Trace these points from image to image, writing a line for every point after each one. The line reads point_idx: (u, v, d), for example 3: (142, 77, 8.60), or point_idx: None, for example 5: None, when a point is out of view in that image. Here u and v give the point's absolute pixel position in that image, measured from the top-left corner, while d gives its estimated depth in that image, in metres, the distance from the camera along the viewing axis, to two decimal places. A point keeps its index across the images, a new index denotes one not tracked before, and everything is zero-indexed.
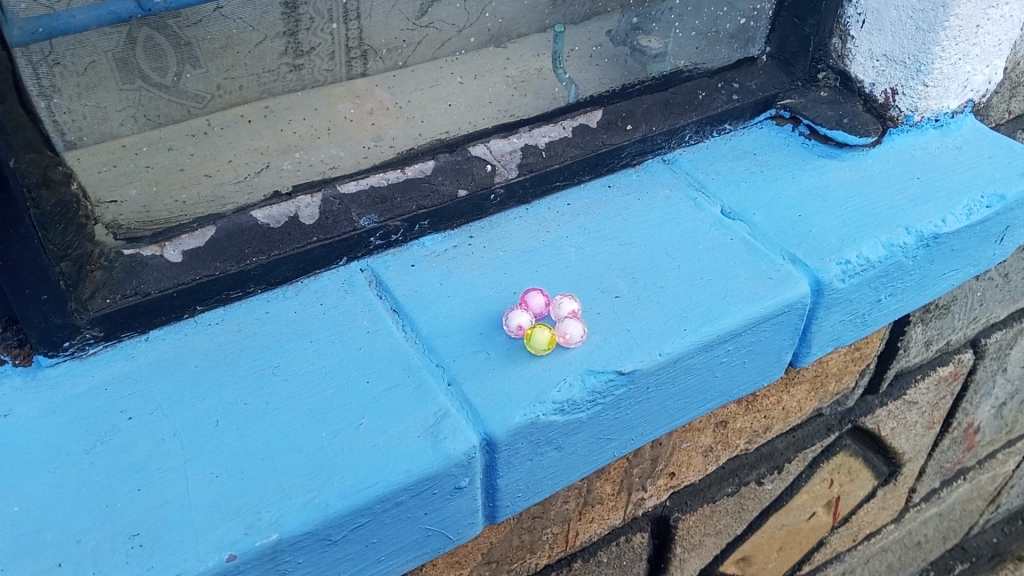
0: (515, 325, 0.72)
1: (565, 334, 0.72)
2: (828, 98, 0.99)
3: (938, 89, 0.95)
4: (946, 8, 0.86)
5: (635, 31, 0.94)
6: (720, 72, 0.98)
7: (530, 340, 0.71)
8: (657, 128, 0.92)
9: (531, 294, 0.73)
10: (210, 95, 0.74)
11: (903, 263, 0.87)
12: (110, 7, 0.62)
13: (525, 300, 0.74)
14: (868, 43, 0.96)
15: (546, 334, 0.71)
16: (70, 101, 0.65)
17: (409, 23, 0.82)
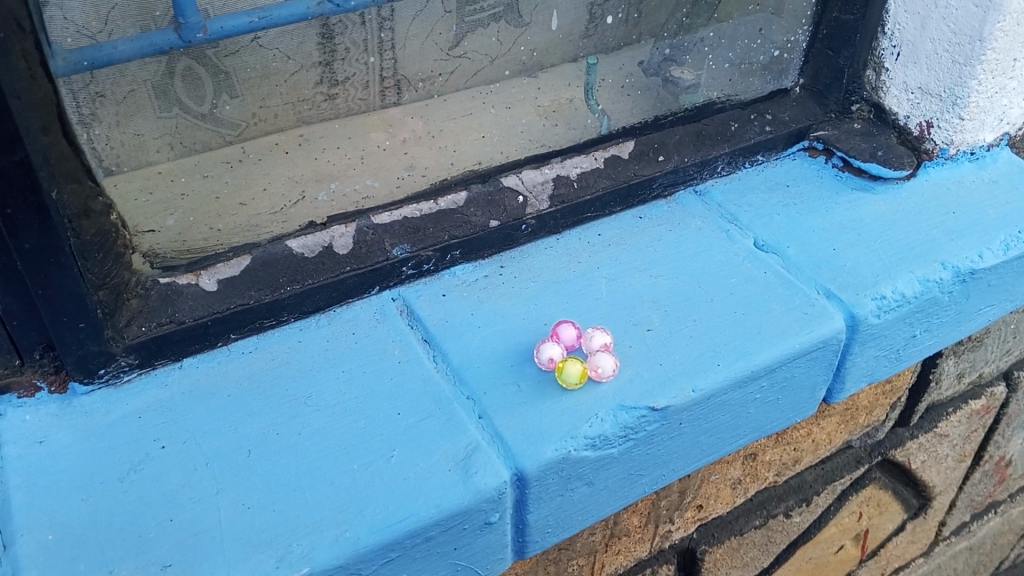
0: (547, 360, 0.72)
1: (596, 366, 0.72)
2: (862, 130, 0.98)
3: (974, 122, 0.94)
4: (983, 42, 0.86)
5: (667, 63, 0.94)
6: (753, 104, 0.96)
7: (560, 376, 0.71)
8: (689, 160, 0.92)
9: (562, 327, 0.73)
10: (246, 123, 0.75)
11: (939, 299, 0.86)
12: (151, 39, 0.65)
13: (556, 332, 0.74)
14: (903, 76, 0.95)
15: (580, 368, 0.71)
16: (109, 129, 0.66)
17: (443, 54, 0.84)
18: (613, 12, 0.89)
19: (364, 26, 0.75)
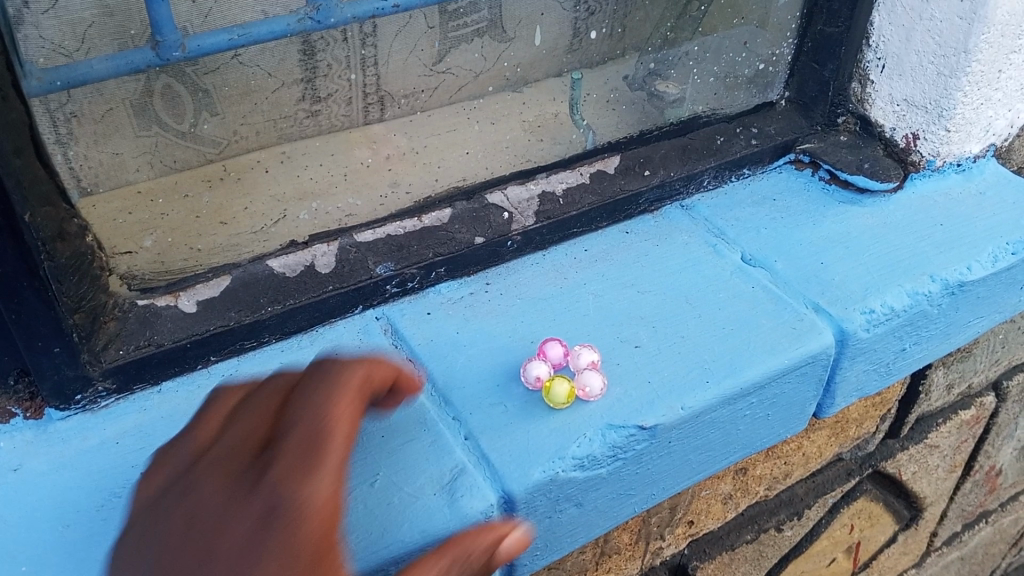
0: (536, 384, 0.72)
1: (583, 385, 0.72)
2: (847, 142, 0.98)
3: (960, 134, 0.94)
4: (968, 54, 0.85)
5: (652, 77, 0.94)
6: (738, 117, 0.97)
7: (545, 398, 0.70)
8: (676, 174, 0.91)
9: (548, 346, 0.72)
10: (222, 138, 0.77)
11: (928, 312, 0.85)
12: (128, 58, 0.63)
13: (543, 349, 0.73)
14: (888, 88, 0.94)
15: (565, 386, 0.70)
16: (87, 149, 0.66)
17: (426, 70, 0.84)
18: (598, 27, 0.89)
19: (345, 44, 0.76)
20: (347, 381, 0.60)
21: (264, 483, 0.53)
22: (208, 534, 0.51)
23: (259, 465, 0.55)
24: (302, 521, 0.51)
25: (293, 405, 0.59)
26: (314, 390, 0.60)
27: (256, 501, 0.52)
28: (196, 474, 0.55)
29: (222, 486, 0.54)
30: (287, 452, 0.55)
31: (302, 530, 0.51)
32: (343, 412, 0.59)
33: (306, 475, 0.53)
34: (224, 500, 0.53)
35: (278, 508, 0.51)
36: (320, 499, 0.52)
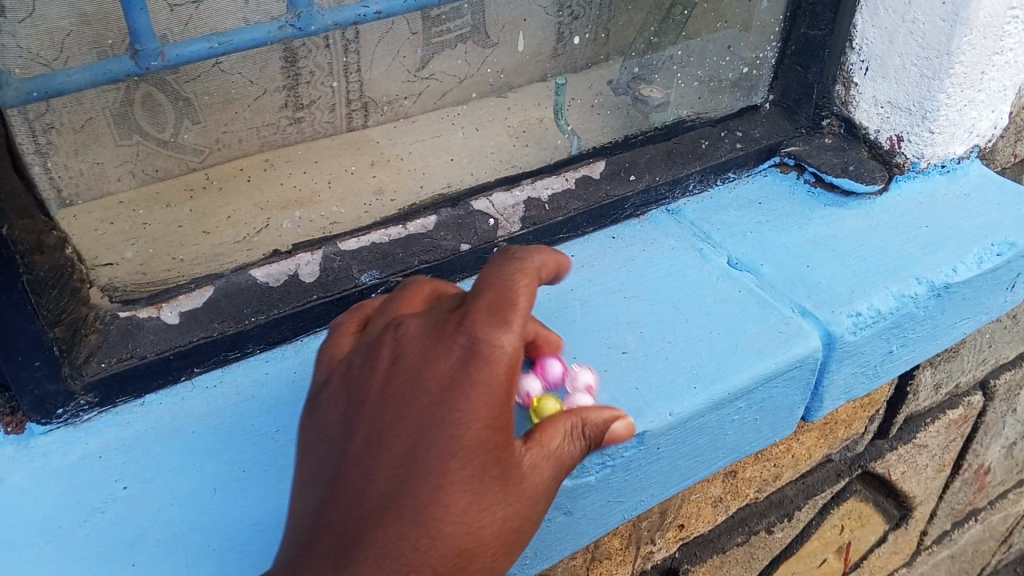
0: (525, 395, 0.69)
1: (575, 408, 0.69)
2: (832, 144, 0.98)
3: (944, 136, 0.94)
4: (951, 55, 0.85)
5: (637, 81, 0.95)
6: (723, 121, 0.96)
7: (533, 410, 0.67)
8: (661, 178, 0.91)
9: (549, 361, 0.70)
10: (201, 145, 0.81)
11: (915, 314, 0.85)
12: (107, 67, 0.63)
13: (541, 365, 0.70)
14: (872, 90, 0.94)
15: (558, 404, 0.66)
16: (67, 158, 0.65)
17: (410, 75, 0.86)
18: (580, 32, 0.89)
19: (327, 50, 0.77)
20: (524, 263, 0.53)
21: (450, 344, 0.52)
22: (399, 390, 0.53)
23: (451, 324, 0.53)
24: (486, 384, 0.51)
25: (480, 282, 0.53)
26: (504, 262, 0.54)
27: (444, 362, 0.52)
28: (406, 325, 0.56)
29: (421, 340, 0.55)
30: (473, 312, 0.52)
31: (489, 395, 0.51)
32: (524, 282, 0.52)
33: (486, 328, 0.51)
34: (422, 356, 0.54)
35: (476, 363, 0.51)
36: (508, 352, 0.51)
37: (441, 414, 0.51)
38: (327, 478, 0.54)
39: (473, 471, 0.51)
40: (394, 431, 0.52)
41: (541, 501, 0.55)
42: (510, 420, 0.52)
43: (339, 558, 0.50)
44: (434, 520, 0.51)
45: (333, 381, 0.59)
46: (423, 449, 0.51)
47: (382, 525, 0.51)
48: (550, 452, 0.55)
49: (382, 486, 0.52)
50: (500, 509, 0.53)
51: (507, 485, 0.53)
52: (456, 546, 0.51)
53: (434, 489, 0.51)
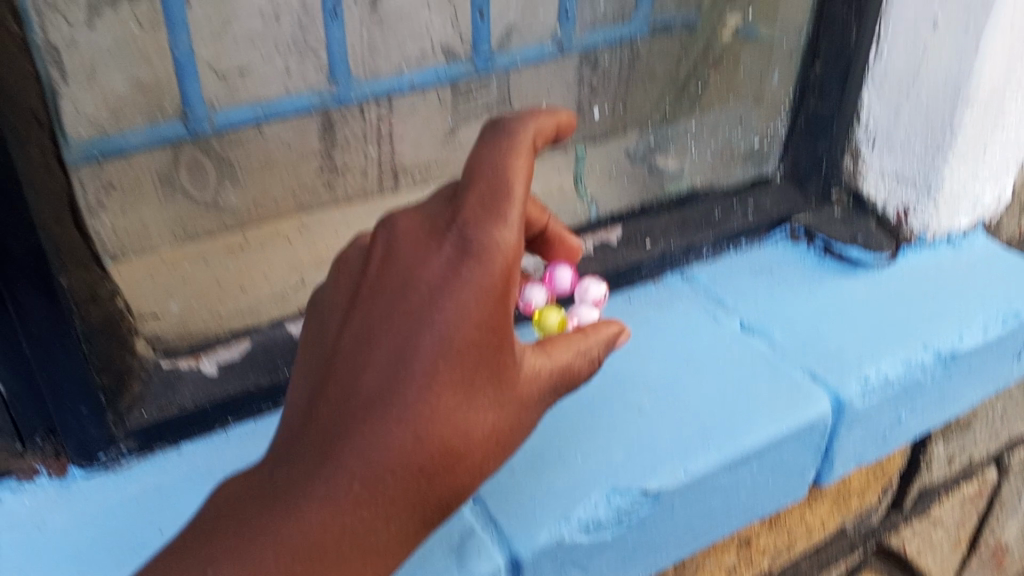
0: (527, 300, 0.73)
1: (577, 317, 0.73)
2: (841, 216, 1.02)
3: (949, 209, 0.97)
4: (954, 129, 0.90)
5: (651, 151, 1.07)
6: (736, 192, 1.00)
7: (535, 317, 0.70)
8: (676, 243, 0.94)
9: (559, 270, 0.73)
10: (248, 209, 0.90)
11: (922, 382, 0.88)
12: (161, 131, 0.82)
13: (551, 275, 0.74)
14: (879, 164, 0.98)
15: (560, 318, 0.70)
16: (119, 217, 0.78)
17: (440, 143, 1.02)
18: (601, 105, 1.09)
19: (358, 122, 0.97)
20: (516, 138, 0.53)
21: (443, 237, 0.52)
22: (389, 282, 0.52)
23: (445, 217, 0.52)
24: (482, 279, 0.50)
25: (471, 169, 0.53)
26: (495, 147, 0.53)
27: (438, 255, 0.51)
28: (397, 219, 0.55)
29: (412, 233, 0.54)
30: (468, 202, 0.52)
31: (483, 290, 0.50)
32: (521, 164, 0.52)
33: (480, 219, 0.51)
34: (415, 245, 0.53)
35: (469, 257, 0.50)
36: (506, 248, 0.51)
37: (435, 307, 0.50)
38: (317, 378, 0.54)
39: (465, 372, 0.51)
40: (385, 326, 0.51)
41: (534, 405, 0.56)
42: (505, 317, 0.51)
43: (323, 454, 0.50)
44: (425, 418, 0.50)
45: (333, 277, 0.58)
46: (413, 345, 0.50)
47: (368, 422, 0.50)
48: (552, 362, 0.56)
49: (370, 383, 0.51)
50: (492, 411, 0.53)
51: (500, 387, 0.53)
52: (447, 448, 0.51)
53: (424, 387, 0.50)
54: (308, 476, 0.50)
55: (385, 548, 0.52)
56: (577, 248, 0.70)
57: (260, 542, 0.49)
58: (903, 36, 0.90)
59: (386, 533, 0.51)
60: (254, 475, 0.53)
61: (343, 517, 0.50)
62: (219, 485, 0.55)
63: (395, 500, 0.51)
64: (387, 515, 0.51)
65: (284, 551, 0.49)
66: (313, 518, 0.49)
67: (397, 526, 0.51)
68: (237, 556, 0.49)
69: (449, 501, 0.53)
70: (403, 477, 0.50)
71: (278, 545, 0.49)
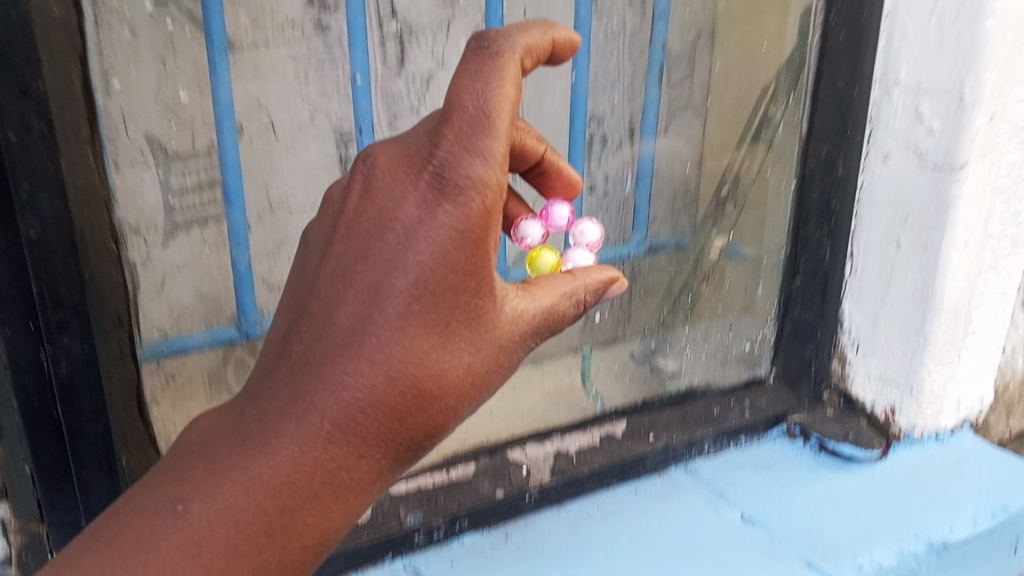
0: (525, 235, 0.78)
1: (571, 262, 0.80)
2: (833, 416, 1.09)
3: (933, 408, 1.04)
4: (926, 335, 0.99)
5: (653, 354, 1.20)
6: (731, 391, 1.10)
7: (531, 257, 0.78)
8: (678, 438, 1.02)
9: (558, 208, 0.81)
10: None
11: (916, 570, 0.92)
12: (216, 333, 0.96)
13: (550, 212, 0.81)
14: (864, 367, 1.07)
15: (554, 260, 0.78)
16: (171, 410, 0.86)
17: None
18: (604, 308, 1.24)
19: None
20: (501, 63, 0.56)
21: (422, 174, 0.54)
22: (368, 223, 0.55)
23: (425, 153, 0.55)
24: (460, 219, 0.53)
25: (452, 102, 0.54)
26: (477, 80, 0.55)
27: (416, 192, 0.54)
28: (379, 156, 0.57)
29: (393, 168, 0.56)
30: (447, 136, 0.54)
31: (461, 231, 0.53)
32: (504, 92, 0.55)
33: (460, 154, 0.53)
34: (394, 184, 0.55)
35: (448, 195, 0.53)
36: (484, 181, 0.53)
37: (412, 245, 0.53)
38: (293, 317, 0.56)
39: (441, 314, 0.54)
40: (362, 264, 0.54)
41: (513, 352, 0.59)
42: (484, 259, 0.54)
43: (294, 396, 0.52)
44: (396, 357, 0.53)
45: (319, 219, 0.61)
46: (390, 284, 0.53)
47: (341, 360, 0.52)
48: (535, 303, 0.60)
49: (346, 320, 0.53)
50: (468, 352, 0.56)
51: (477, 330, 0.56)
52: (423, 390, 0.54)
53: (397, 329, 0.53)
54: (280, 418, 0.52)
55: (358, 486, 0.54)
56: (575, 178, 0.81)
57: (232, 480, 0.51)
58: (874, 253, 1.01)
59: (359, 472, 0.53)
60: (228, 417, 0.55)
61: (314, 454, 0.52)
62: (198, 418, 0.58)
63: (368, 438, 0.53)
64: (360, 452, 0.53)
65: (255, 486, 0.51)
66: (284, 455, 0.51)
67: (372, 467, 0.54)
68: (207, 497, 0.51)
69: (425, 440, 0.56)
70: (377, 416, 0.53)
71: (250, 483, 0.51)
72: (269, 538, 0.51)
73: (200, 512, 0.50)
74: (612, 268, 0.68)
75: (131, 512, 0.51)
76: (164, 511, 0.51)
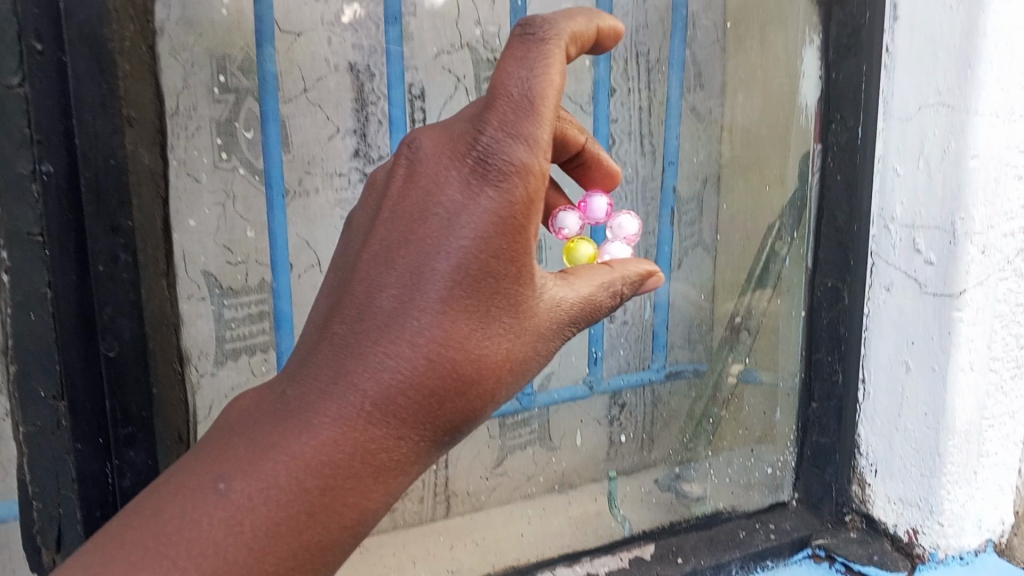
0: (563, 226, 0.89)
1: (608, 253, 0.91)
2: (857, 538, 1.11)
3: (954, 528, 1.04)
4: (940, 455, 1.00)
5: (676, 480, 1.23)
6: (755, 514, 1.14)
7: (570, 248, 0.90)
8: (706, 561, 1.04)
9: (596, 201, 0.92)
10: None
11: None
12: None
13: (590, 204, 0.92)
14: (883, 488, 1.08)
15: (592, 251, 0.90)
16: None
17: (487, 470, 1.22)
18: (627, 431, 1.30)
19: None
20: (546, 51, 0.65)
21: (466, 157, 0.63)
22: (414, 204, 0.64)
23: (468, 138, 0.64)
24: (501, 202, 0.62)
25: (497, 90, 0.64)
26: (522, 66, 0.65)
27: (460, 175, 0.63)
28: (423, 138, 0.66)
29: (438, 151, 0.65)
30: (491, 121, 0.63)
31: (500, 214, 0.62)
32: (546, 77, 0.65)
33: (503, 138, 0.63)
34: (438, 167, 0.64)
35: (491, 180, 0.62)
36: (523, 167, 0.63)
37: (455, 230, 0.62)
38: (338, 295, 0.64)
39: (477, 297, 0.63)
40: (406, 247, 0.63)
41: (547, 332, 0.68)
42: (521, 242, 0.63)
43: (336, 374, 0.60)
44: (434, 334, 0.61)
45: (364, 201, 0.70)
46: (432, 266, 0.62)
47: (383, 337, 0.60)
48: (563, 298, 0.70)
49: (389, 302, 0.61)
50: (502, 336, 0.64)
51: (510, 314, 0.65)
52: (460, 372, 0.62)
53: (438, 309, 0.62)
54: (324, 397, 0.59)
55: (396, 465, 0.61)
56: (613, 170, 0.93)
57: (274, 457, 0.58)
58: (884, 377, 1.05)
59: (397, 450, 0.61)
60: (272, 395, 0.62)
61: (355, 432, 0.59)
62: (241, 394, 0.66)
63: (405, 420, 0.61)
64: (397, 433, 0.61)
65: (296, 465, 0.57)
66: (325, 432, 0.58)
67: (408, 446, 0.61)
68: (251, 474, 0.57)
69: (459, 421, 0.64)
70: (415, 396, 0.61)
71: (291, 460, 0.58)
72: (310, 516, 0.57)
73: (241, 490, 0.56)
74: (650, 262, 0.81)
75: (178, 488, 0.58)
76: (210, 487, 0.57)
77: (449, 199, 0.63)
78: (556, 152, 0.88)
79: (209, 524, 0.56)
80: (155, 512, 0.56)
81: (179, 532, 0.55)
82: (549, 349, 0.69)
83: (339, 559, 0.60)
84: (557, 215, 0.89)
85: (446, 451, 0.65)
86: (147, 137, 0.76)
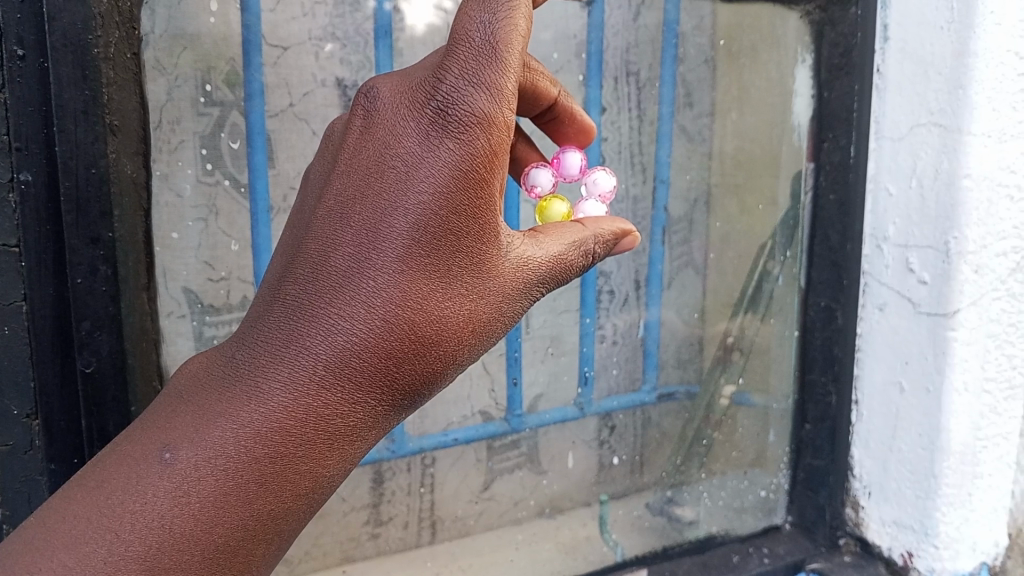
0: (536, 184, 0.86)
1: (582, 212, 0.88)
2: (852, 561, 1.09)
3: (951, 550, 1.01)
4: (936, 477, 0.98)
5: (669, 503, 1.22)
6: (749, 539, 1.15)
7: (542, 207, 0.85)
8: None
9: (569, 156, 0.88)
10: (300, 555, 1.07)
11: None
12: None
13: (563, 160, 0.89)
14: (878, 511, 1.07)
15: (565, 210, 0.85)
16: None
17: (475, 495, 1.22)
18: (619, 453, 1.28)
19: (405, 475, 1.16)
20: None
21: (425, 108, 0.60)
22: (370, 159, 0.61)
23: (426, 86, 0.61)
24: (462, 156, 0.60)
25: (458, 33, 0.60)
26: (486, 8, 0.61)
27: (418, 128, 0.61)
28: (380, 86, 0.63)
29: (397, 101, 0.62)
30: (453, 68, 0.60)
31: (461, 169, 0.60)
32: (509, 23, 0.61)
33: (463, 87, 0.60)
34: (396, 118, 0.62)
35: (451, 132, 0.60)
36: (484, 120, 0.60)
37: (413, 185, 0.60)
38: (290, 253, 0.62)
39: (439, 258, 0.61)
40: (362, 204, 0.60)
41: (513, 293, 0.66)
42: (483, 198, 0.61)
43: (287, 339, 0.59)
44: (391, 296, 0.59)
45: (323, 156, 0.69)
46: (388, 224, 0.59)
47: (335, 300, 0.59)
48: (536, 254, 0.68)
49: (343, 262, 0.59)
50: (467, 298, 0.63)
51: (473, 275, 0.63)
52: (419, 335, 0.61)
53: (397, 271, 0.60)
54: (276, 361, 0.58)
55: (350, 429, 0.60)
56: (587, 125, 0.89)
57: (223, 423, 0.57)
58: (878, 399, 1.04)
59: (352, 415, 0.60)
60: (222, 360, 0.61)
61: (305, 397, 0.58)
62: (195, 357, 0.65)
63: (360, 385, 0.60)
64: (352, 396, 0.60)
65: (244, 433, 0.56)
66: (276, 400, 0.57)
67: (364, 410, 0.60)
68: (199, 441, 0.56)
69: (419, 384, 0.62)
70: (371, 359, 0.59)
71: (240, 425, 0.56)
72: (261, 484, 0.56)
73: (186, 459, 0.55)
74: (624, 221, 0.78)
75: (122, 458, 0.56)
76: (154, 456, 0.56)
77: (405, 154, 0.60)
78: (526, 104, 0.84)
79: (153, 493, 0.54)
80: (98, 483, 0.55)
81: (123, 502, 0.54)
82: (515, 312, 0.67)
83: (293, 526, 0.59)
84: (529, 172, 0.86)
85: (408, 413, 0.64)
86: (131, 146, 0.75)
